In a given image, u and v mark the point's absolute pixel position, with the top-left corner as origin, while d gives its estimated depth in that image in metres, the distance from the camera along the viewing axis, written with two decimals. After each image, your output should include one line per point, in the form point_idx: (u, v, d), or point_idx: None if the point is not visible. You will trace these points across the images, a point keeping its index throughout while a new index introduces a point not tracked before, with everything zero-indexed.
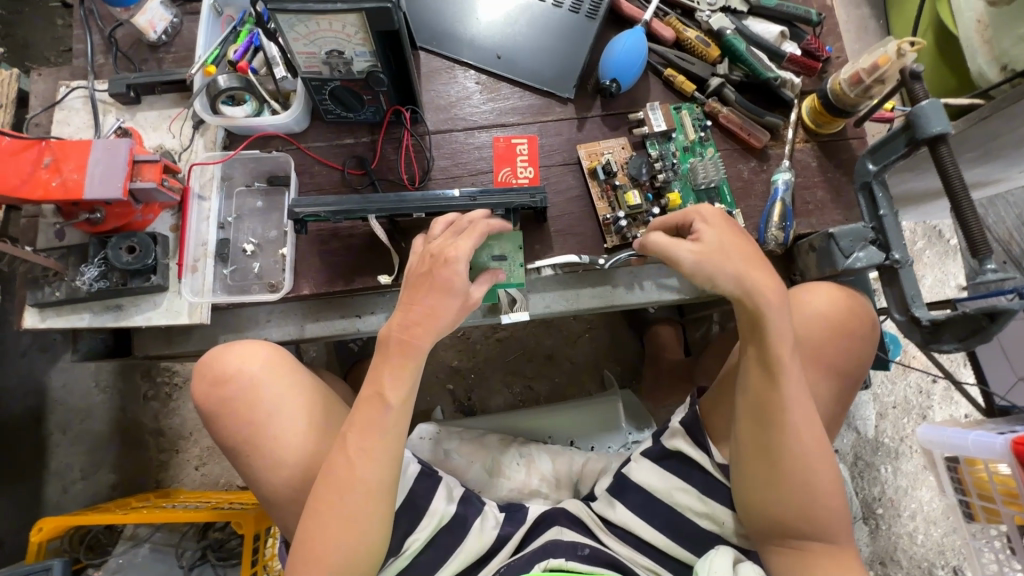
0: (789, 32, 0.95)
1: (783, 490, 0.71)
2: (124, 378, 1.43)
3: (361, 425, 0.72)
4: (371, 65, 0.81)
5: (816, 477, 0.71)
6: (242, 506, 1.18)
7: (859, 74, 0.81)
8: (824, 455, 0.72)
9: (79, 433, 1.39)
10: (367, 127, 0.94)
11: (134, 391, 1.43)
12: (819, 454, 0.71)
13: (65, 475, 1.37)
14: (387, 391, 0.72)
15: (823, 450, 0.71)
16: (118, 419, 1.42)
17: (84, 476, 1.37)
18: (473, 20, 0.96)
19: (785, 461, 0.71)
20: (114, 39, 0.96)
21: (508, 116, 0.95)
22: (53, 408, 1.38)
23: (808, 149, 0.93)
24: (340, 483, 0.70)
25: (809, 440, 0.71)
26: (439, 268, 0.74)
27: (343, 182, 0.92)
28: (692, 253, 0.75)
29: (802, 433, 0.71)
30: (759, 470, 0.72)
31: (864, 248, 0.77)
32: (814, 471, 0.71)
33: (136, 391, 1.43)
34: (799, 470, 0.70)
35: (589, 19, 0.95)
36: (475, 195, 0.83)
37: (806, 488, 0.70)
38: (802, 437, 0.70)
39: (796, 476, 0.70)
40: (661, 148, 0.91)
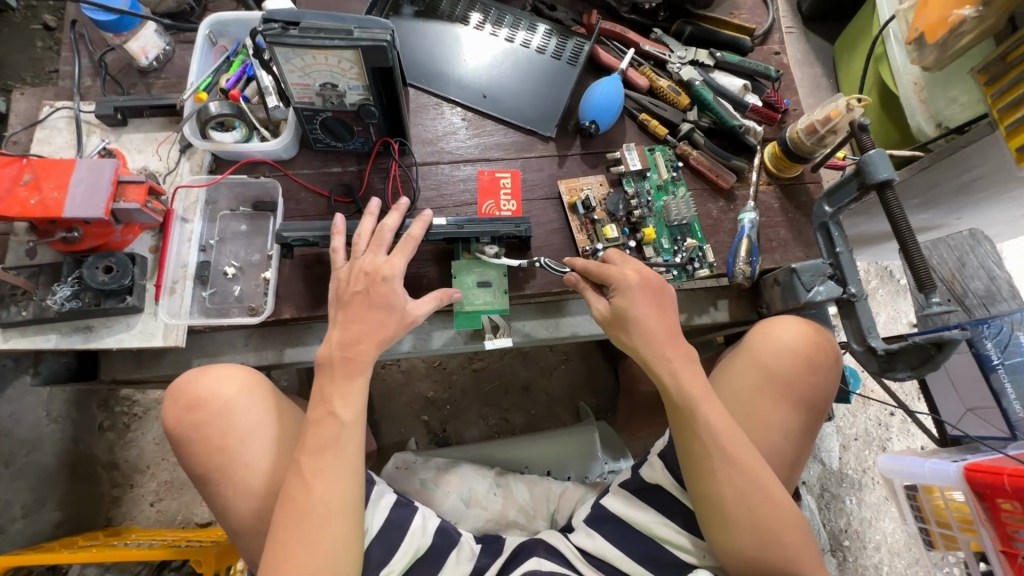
0: (751, 85, 1.04)
1: (734, 535, 0.73)
2: (80, 407, 1.36)
3: (316, 444, 0.71)
4: (363, 98, 0.85)
5: (762, 517, 0.72)
6: (202, 543, 1.13)
7: (815, 125, 0.89)
8: (767, 496, 0.73)
9: (23, 467, 1.24)
10: (355, 157, 0.97)
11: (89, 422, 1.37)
12: (760, 495, 0.73)
13: None
14: (339, 407, 0.73)
15: (765, 490, 0.73)
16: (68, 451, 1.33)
17: None
18: (461, 63, 1.02)
19: (726, 508, 0.73)
20: (104, 63, 0.97)
21: (492, 151, 0.99)
22: None
23: (771, 191, 0.99)
24: (298, 508, 0.68)
25: (743, 485, 0.73)
26: (376, 285, 0.77)
27: (329, 209, 0.94)
28: (606, 314, 0.82)
29: (732, 477, 0.73)
30: (705, 515, 0.75)
31: (823, 282, 0.83)
32: (758, 513, 0.72)
33: (91, 421, 1.37)
34: (743, 514, 0.72)
35: (569, 65, 1.01)
36: (460, 224, 0.86)
37: (752, 529, 0.72)
38: (734, 481, 0.73)
39: (742, 521, 0.73)
40: (636, 186, 0.97)
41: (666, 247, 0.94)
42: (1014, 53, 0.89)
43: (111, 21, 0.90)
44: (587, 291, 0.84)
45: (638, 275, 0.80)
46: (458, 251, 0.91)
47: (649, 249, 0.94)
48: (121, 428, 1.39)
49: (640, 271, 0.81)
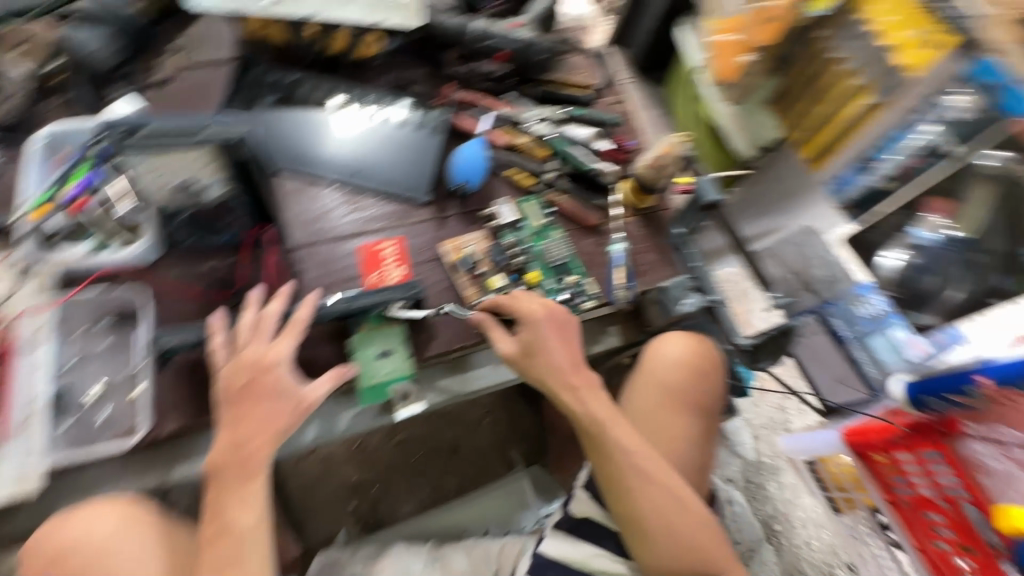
0: (600, 132, 1.15)
1: (656, 549, 0.77)
2: None
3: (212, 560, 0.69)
4: (225, 192, 0.84)
5: (677, 525, 0.77)
6: None
7: (655, 162, 1.01)
8: (678, 504, 0.78)
9: None
10: (228, 249, 0.94)
11: None
12: (671, 505, 0.78)
13: None
14: (235, 515, 0.71)
15: (676, 499, 0.78)
16: None
17: None
18: (327, 144, 1.04)
19: (644, 522, 0.77)
20: None
21: (372, 224, 1.01)
22: None
23: (634, 222, 1.09)
24: None
25: (654, 497, 0.78)
26: (262, 375, 0.77)
27: (205, 308, 0.89)
28: (513, 351, 0.85)
29: (643, 492, 0.78)
30: (629, 533, 0.79)
31: (691, 295, 0.95)
32: (673, 522, 0.77)
33: None
34: (661, 526, 0.77)
35: (433, 135, 1.07)
36: (351, 299, 0.86)
37: (670, 540, 0.77)
38: (646, 494, 0.78)
39: (660, 533, 0.77)
40: (514, 236, 1.02)
41: (551, 288, 0.99)
42: (791, 87, 1.11)
43: None
44: (493, 328, 0.87)
45: (542, 309, 0.86)
46: (352, 326, 0.90)
47: (536, 291, 0.99)
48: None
49: (544, 306, 0.87)
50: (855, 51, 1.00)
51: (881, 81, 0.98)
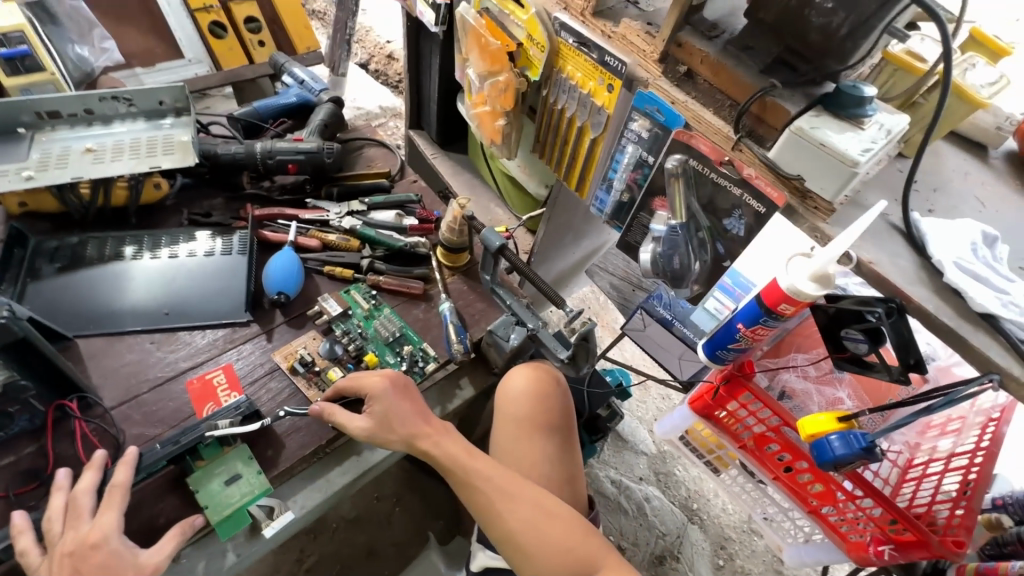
0: (404, 210, 1.26)
1: (537, 563, 0.81)
2: None
3: None
4: (5, 376, 0.79)
5: (549, 533, 0.82)
6: None
7: (451, 225, 1.13)
8: (546, 513, 0.84)
9: None
10: (29, 434, 0.86)
11: None
12: (540, 515, 0.83)
13: None
14: None
15: (542, 510, 0.84)
16: None
17: None
18: (127, 294, 1.02)
19: (520, 540, 0.82)
20: None
21: (194, 357, 0.99)
22: None
23: (457, 279, 1.20)
24: None
25: (524, 513, 0.83)
26: (88, 555, 0.71)
27: (11, 506, 0.81)
28: (365, 426, 0.85)
29: (512, 512, 0.83)
30: (511, 556, 0.83)
31: (514, 330, 1.04)
32: (545, 532, 0.82)
33: None
34: (535, 539, 0.82)
35: (240, 254, 1.10)
36: (178, 437, 0.86)
37: (547, 549, 0.81)
38: (515, 513, 0.83)
39: (536, 546, 0.81)
40: (345, 326, 1.07)
41: (392, 362, 1.04)
42: (544, 134, 1.20)
43: None
44: (339, 414, 0.86)
45: (384, 379, 0.88)
46: (189, 465, 0.88)
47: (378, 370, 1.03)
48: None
49: (385, 376, 0.89)
50: (571, 99, 1.06)
51: (591, 119, 1.04)
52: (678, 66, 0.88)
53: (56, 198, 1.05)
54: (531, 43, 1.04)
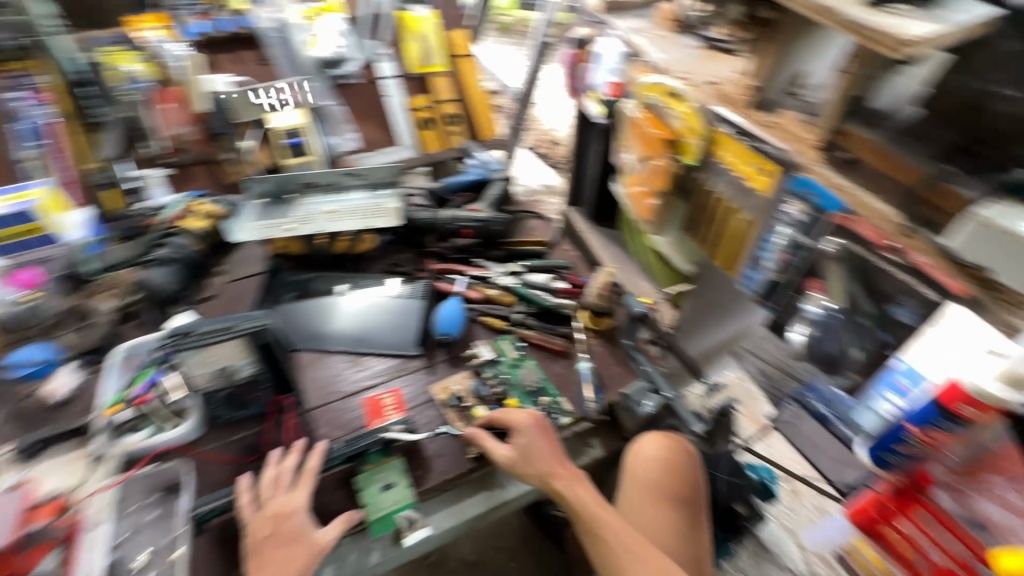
0: (556, 274, 1.40)
1: None
2: None
3: None
4: (253, 369, 1.05)
5: None
6: None
7: (600, 290, 1.26)
8: None
9: None
10: (256, 418, 1.13)
11: None
12: None
13: None
14: None
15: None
16: None
17: None
18: (334, 322, 1.30)
19: None
20: (22, 408, 1.12)
21: (373, 379, 1.20)
22: None
23: (598, 343, 1.26)
24: None
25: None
26: (283, 522, 0.89)
27: (237, 471, 1.05)
28: (508, 455, 0.93)
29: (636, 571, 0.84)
30: None
31: (649, 397, 1.05)
32: None
33: None
34: None
35: (419, 299, 1.33)
36: (353, 441, 1.03)
37: None
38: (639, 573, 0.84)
39: None
40: (493, 370, 1.19)
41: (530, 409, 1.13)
42: (695, 212, 1.24)
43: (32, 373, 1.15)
44: (488, 440, 0.95)
45: (529, 417, 0.97)
46: (358, 466, 1.04)
47: None
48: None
49: (530, 414, 0.98)
50: (722, 183, 1.11)
51: (742, 201, 1.08)
52: (840, 152, 0.91)
53: (301, 245, 1.40)
54: (688, 133, 1.12)
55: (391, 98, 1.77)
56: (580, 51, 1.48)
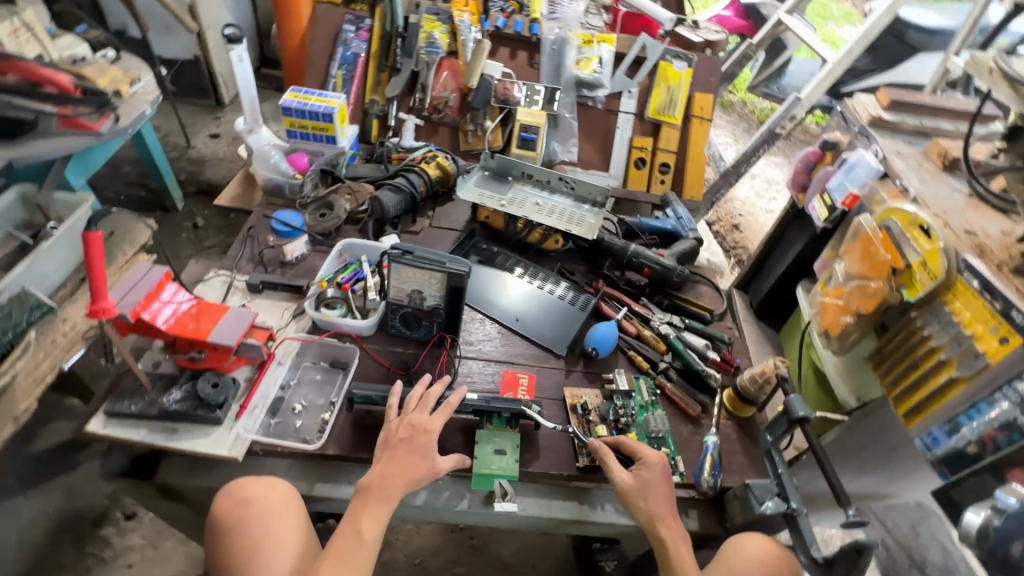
0: (712, 344, 1.40)
1: None
2: (57, 545, 1.48)
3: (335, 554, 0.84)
4: (437, 302, 1.22)
5: None
6: None
7: (756, 376, 1.20)
8: None
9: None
10: (416, 342, 1.29)
11: (56, 559, 1.46)
12: None
13: None
14: (364, 527, 0.87)
15: None
16: None
17: None
18: (502, 296, 1.43)
19: None
20: (263, 254, 1.41)
21: (517, 357, 1.32)
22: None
23: (730, 424, 1.25)
24: None
25: None
26: (419, 434, 0.99)
27: (387, 376, 1.21)
28: (629, 480, 0.99)
29: None
30: None
31: (772, 498, 1.03)
32: None
33: (61, 558, 1.46)
34: None
35: (580, 310, 1.42)
36: (488, 399, 1.12)
37: None
38: None
39: None
40: (624, 401, 1.24)
41: None
42: (885, 350, 1.20)
43: (286, 232, 1.44)
44: (610, 459, 1.02)
45: (659, 457, 1.02)
46: (482, 422, 1.14)
47: None
48: (81, 570, 1.46)
49: (660, 455, 1.03)
50: (943, 332, 1.06)
51: (961, 358, 1.00)
52: None
53: (501, 221, 1.57)
54: (922, 269, 1.10)
55: (619, 130, 1.93)
56: (824, 153, 1.49)
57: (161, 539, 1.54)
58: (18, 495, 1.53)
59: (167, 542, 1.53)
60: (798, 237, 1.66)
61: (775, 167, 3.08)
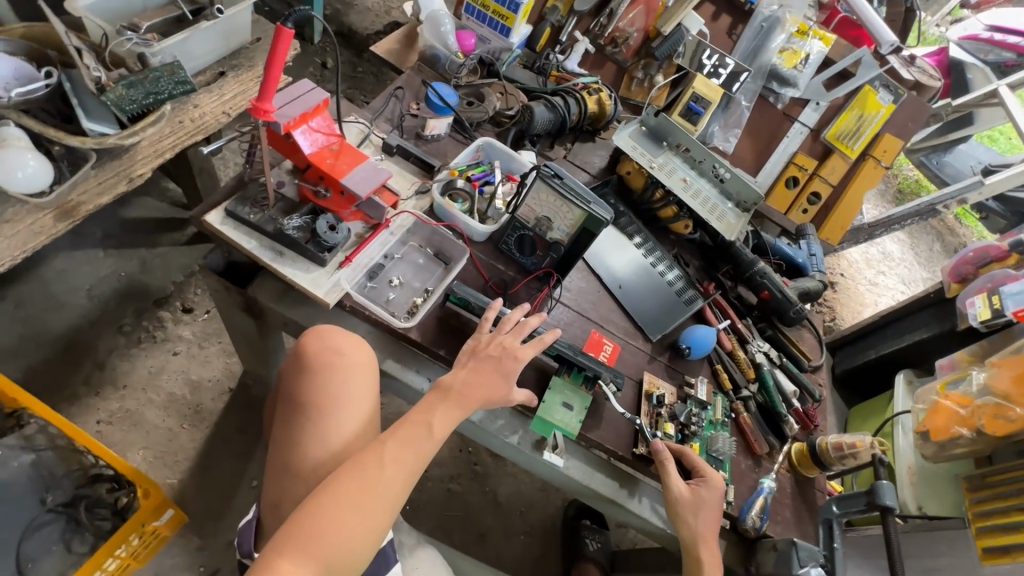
0: (799, 393, 1.32)
1: None
2: (119, 305, 1.55)
3: (403, 435, 0.83)
4: (560, 238, 1.17)
5: None
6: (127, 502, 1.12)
7: (842, 444, 1.14)
8: None
9: (76, 327, 1.49)
10: (519, 268, 1.23)
11: (116, 319, 1.54)
12: None
13: (16, 356, 1.42)
14: (437, 422, 0.86)
15: None
16: (82, 330, 1.50)
17: (26, 371, 1.41)
18: (613, 257, 1.34)
19: None
20: (404, 119, 1.36)
21: (607, 323, 1.26)
22: (68, 299, 1.52)
23: (788, 477, 1.21)
24: (365, 480, 0.77)
25: None
26: (508, 358, 0.95)
27: (484, 288, 1.18)
28: (686, 492, 0.99)
29: None
30: None
31: (814, 566, 1.00)
32: None
33: (119, 319, 1.54)
34: None
35: (685, 304, 1.32)
36: (578, 352, 1.09)
37: None
38: None
39: None
40: (697, 410, 1.19)
41: None
42: (991, 477, 1.19)
43: (437, 107, 1.38)
44: (671, 467, 1.00)
45: (719, 482, 1.01)
46: (560, 371, 1.10)
47: None
48: (134, 338, 1.53)
49: (719, 481, 1.02)
50: None
51: None
52: None
53: (640, 183, 1.47)
54: None
55: (786, 139, 1.75)
56: (1010, 253, 1.37)
57: (208, 339, 1.60)
58: (98, 248, 1.60)
59: (212, 346, 1.59)
60: (927, 324, 1.52)
61: (898, 242, 2.82)
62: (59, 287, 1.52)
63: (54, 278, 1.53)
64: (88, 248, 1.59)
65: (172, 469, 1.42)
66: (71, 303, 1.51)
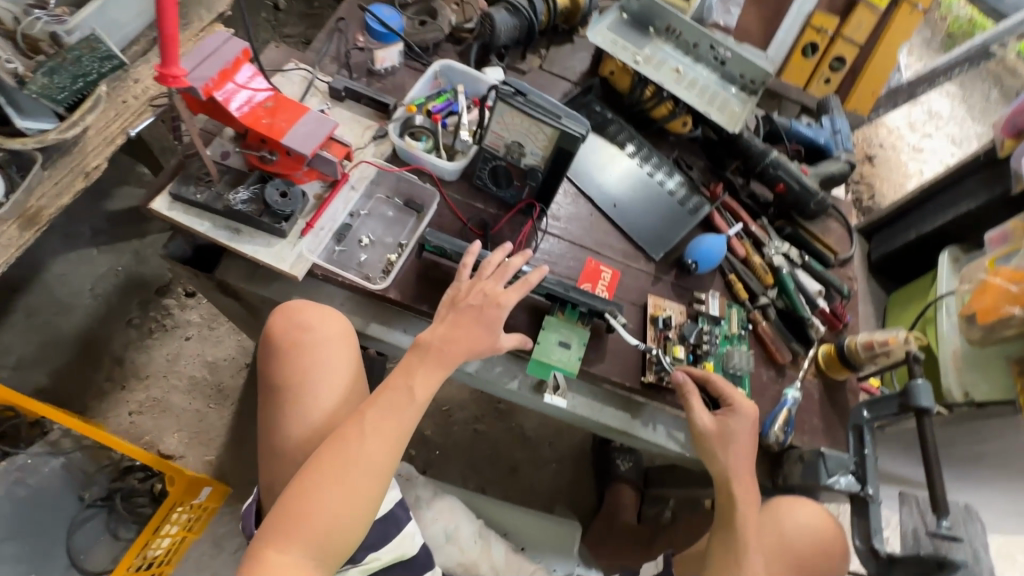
0: (826, 292, 1.21)
1: None
2: (123, 300, 1.57)
3: (382, 403, 0.80)
4: (536, 163, 1.05)
5: None
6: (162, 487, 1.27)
7: (872, 343, 1.03)
8: None
9: (87, 327, 1.52)
10: (499, 203, 1.13)
11: (123, 313, 1.56)
12: None
13: (38, 362, 1.47)
14: (416, 384, 0.82)
15: None
16: (93, 329, 1.53)
17: (51, 375, 1.47)
18: (603, 173, 1.21)
19: None
20: (349, 55, 1.21)
21: (603, 248, 1.16)
22: (72, 301, 1.53)
23: (815, 382, 1.13)
24: (345, 455, 0.75)
25: None
26: (489, 307, 0.88)
27: (462, 233, 1.09)
28: (711, 423, 0.95)
29: None
30: None
31: (844, 475, 0.95)
32: None
33: (126, 313, 1.56)
34: None
35: (690, 213, 1.20)
36: (568, 287, 1.01)
37: None
38: None
39: None
40: (710, 327, 1.10)
41: None
42: None
43: (381, 34, 1.22)
44: (695, 400, 0.96)
45: (752, 409, 0.95)
46: (553, 308, 1.03)
47: None
48: (145, 329, 1.56)
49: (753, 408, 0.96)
50: None
51: None
52: None
53: (627, 82, 1.29)
54: None
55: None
56: None
57: (214, 320, 1.61)
58: (89, 247, 1.59)
59: (221, 326, 1.61)
60: (975, 193, 1.34)
61: (948, 96, 2.47)
62: (61, 291, 1.54)
63: (54, 283, 1.54)
64: (79, 248, 1.58)
65: (208, 447, 1.48)
66: (77, 304, 1.53)
